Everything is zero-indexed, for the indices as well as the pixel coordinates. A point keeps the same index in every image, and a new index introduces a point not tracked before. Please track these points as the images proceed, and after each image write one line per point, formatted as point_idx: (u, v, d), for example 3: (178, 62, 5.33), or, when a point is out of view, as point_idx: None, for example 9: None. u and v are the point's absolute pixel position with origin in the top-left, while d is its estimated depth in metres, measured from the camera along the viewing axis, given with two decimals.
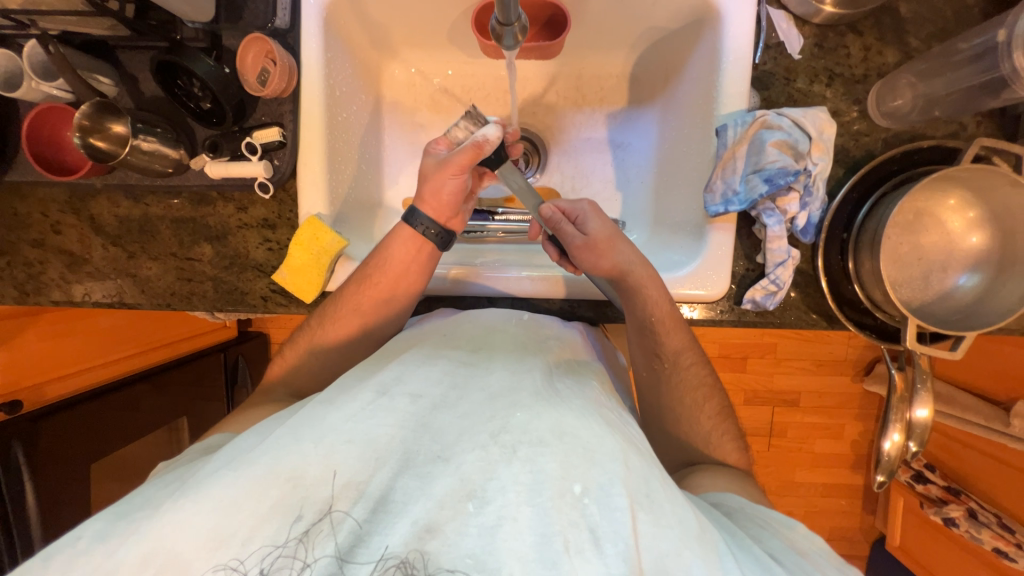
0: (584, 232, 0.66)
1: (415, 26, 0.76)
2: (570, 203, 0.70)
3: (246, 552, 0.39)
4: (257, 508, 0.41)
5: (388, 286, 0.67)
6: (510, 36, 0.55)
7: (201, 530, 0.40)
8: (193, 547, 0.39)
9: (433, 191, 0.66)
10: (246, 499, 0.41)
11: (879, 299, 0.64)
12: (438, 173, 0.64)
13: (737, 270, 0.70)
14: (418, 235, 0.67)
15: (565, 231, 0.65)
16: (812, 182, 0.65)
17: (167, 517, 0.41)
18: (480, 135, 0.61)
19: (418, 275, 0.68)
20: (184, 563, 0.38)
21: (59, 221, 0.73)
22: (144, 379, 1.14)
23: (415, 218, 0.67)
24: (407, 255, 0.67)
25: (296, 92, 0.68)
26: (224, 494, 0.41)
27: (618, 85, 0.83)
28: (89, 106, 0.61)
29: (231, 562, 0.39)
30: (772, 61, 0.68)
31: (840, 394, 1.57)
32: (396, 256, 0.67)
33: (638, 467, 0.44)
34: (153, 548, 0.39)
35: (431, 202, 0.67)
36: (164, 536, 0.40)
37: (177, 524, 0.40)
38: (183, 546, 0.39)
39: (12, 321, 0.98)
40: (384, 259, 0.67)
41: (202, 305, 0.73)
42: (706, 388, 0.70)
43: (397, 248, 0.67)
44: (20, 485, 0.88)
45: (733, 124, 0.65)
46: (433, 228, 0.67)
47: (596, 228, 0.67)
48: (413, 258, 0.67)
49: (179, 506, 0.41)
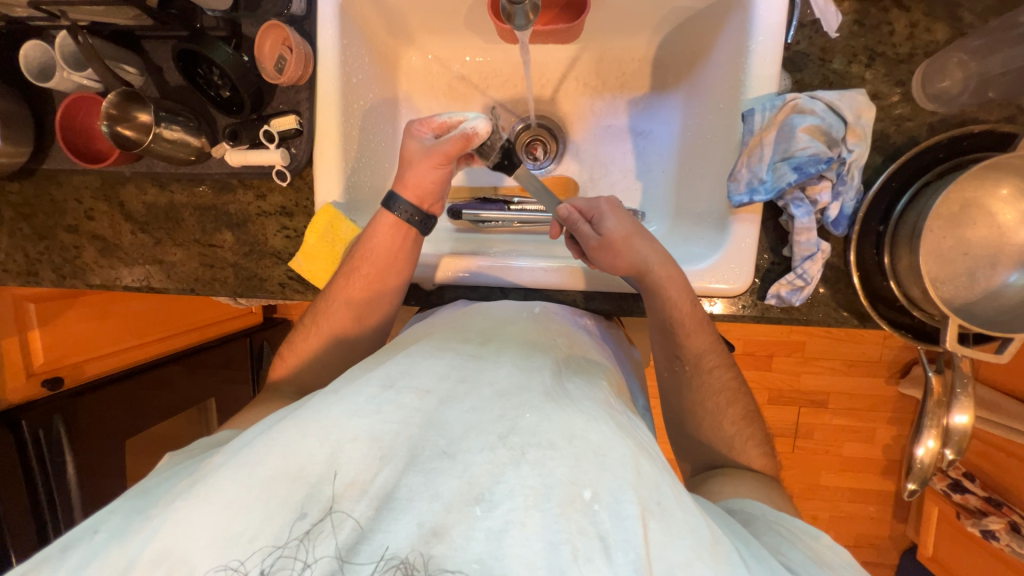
0: (599, 232, 0.64)
1: (430, 12, 0.75)
2: (587, 201, 0.68)
3: (248, 553, 0.40)
4: (262, 511, 0.41)
5: (374, 273, 0.67)
6: (521, 15, 0.58)
7: (212, 527, 0.41)
8: (201, 544, 0.40)
9: (416, 175, 0.66)
10: (253, 503, 0.41)
11: (916, 296, 0.60)
12: (423, 158, 0.65)
13: (761, 263, 0.67)
14: (401, 222, 0.67)
15: (581, 232, 0.65)
16: (846, 170, 0.61)
17: (180, 513, 0.42)
18: (470, 127, 0.63)
19: (405, 261, 0.68)
20: (193, 563, 0.39)
21: (92, 207, 0.76)
22: (175, 361, 1.19)
23: (395, 202, 0.67)
24: (391, 243, 0.67)
25: (312, 80, 0.69)
26: (230, 496, 0.42)
27: (640, 70, 0.80)
28: (116, 95, 0.63)
29: (232, 562, 0.39)
30: (806, 41, 0.64)
31: (871, 396, 1.50)
32: (378, 242, 0.67)
33: (650, 472, 0.43)
34: (165, 543, 0.41)
35: (412, 185, 0.67)
36: (174, 534, 0.41)
37: (189, 520, 0.41)
38: (191, 548, 0.40)
39: (55, 302, 1.04)
40: (367, 249, 0.67)
41: (224, 291, 0.75)
42: (729, 393, 0.67)
43: (378, 235, 0.67)
44: (61, 458, 0.93)
45: (761, 108, 0.61)
46: (415, 214, 0.67)
47: (613, 227, 0.64)
48: (398, 245, 0.67)
49: (187, 509, 0.42)
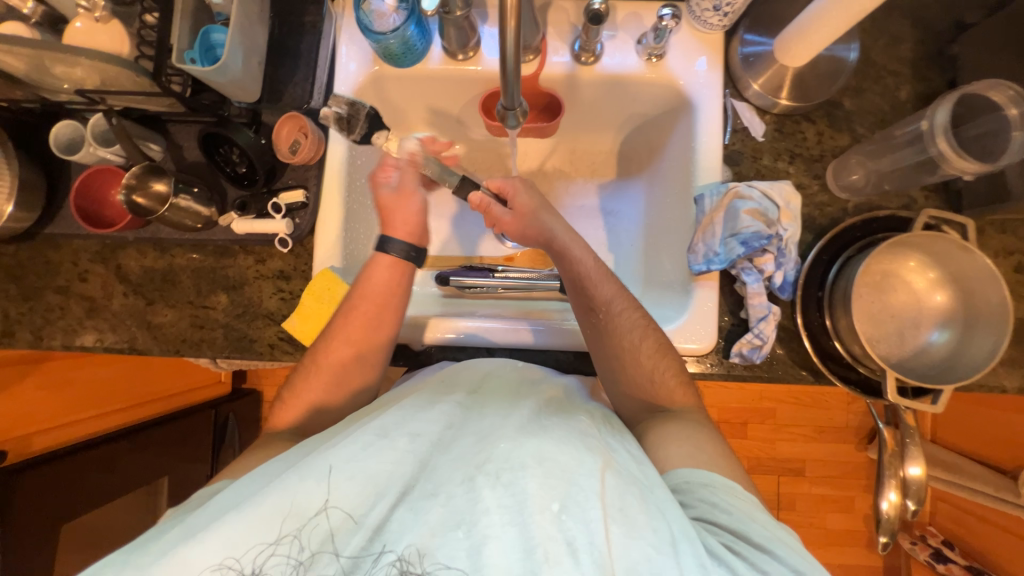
0: (511, 208, 0.73)
1: (428, 110, 0.87)
2: (503, 179, 0.75)
3: (243, 552, 0.43)
4: (259, 543, 0.44)
5: (372, 308, 0.69)
6: (513, 118, 0.62)
7: (209, 560, 0.43)
8: (199, 565, 0.43)
9: (401, 217, 0.71)
10: (249, 535, 0.44)
11: (858, 353, 0.67)
12: (398, 201, 0.71)
13: (722, 324, 0.75)
14: (397, 259, 0.71)
15: (496, 212, 0.73)
16: (785, 245, 0.71)
17: (175, 550, 0.43)
18: (408, 150, 0.71)
19: (403, 292, 0.71)
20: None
21: (87, 270, 0.78)
22: (124, 437, 1.10)
23: (389, 244, 0.70)
24: (389, 279, 0.70)
25: (321, 160, 0.77)
26: (224, 530, 0.44)
27: (607, 161, 0.94)
28: (137, 168, 0.70)
29: (229, 560, 0.43)
30: (740, 142, 0.78)
31: (843, 463, 1.53)
32: (376, 278, 0.70)
33: (616, 485, 0.46)
34: (164, 575, 0.42)
35: (401, 227, 0.71)
36: (169, 566, 0.42)
37: (184, 556, 0.43)
38: (188, 570, 0.42)
39: (14, 368, 0.99)
40: (367, 299, 0.69)
41: (211, 352, 0.76)
42: (639, 328, 0.68)
43: (376, 273, 0.70)
44: None
45: (709, 194, 0.74)
46: (408, 249, 0.71)
47: (523, 201, 0.73)
48: (396, 279, 0.71)
49: (185, 542, 0.44)
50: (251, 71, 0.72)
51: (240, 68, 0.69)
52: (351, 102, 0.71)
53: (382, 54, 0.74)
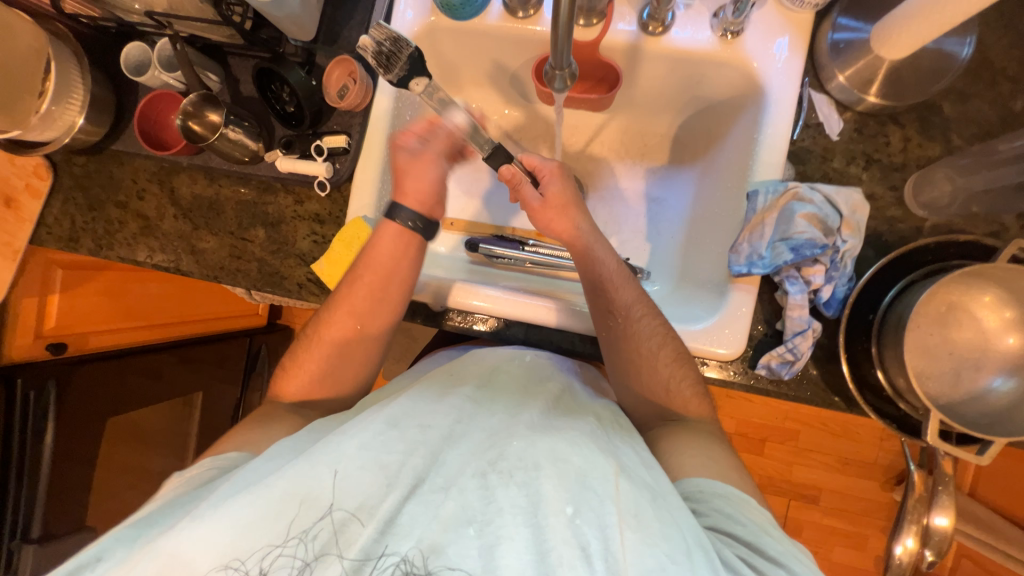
0: (541, 194, 0.70)
1: (481, 69, 0.85)
2: (540, 160, 0.72)
3: (248, 553, 0.45)
4: (269, 531, 0.46)
5: (376, 280, 0.70)
6: (560, 80, 0.58)
7: (219, 546, 0.45)
8: (212, 547, 0.45)
9: (414, 182, 0.71)
10: (261, 521, 0.46)
11: (902, 387, 0.62)
12: (414, 165, 0.72)
13: (754, 333, 0.70)
14: (403, 229, 0.71)
15: (525, 192, 0.70)
16: (840, 257, 0.65)
17: (186, 530, 0.46)
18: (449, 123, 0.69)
19: (408, 266, 0.71)
20: (198, 565, 0.44)
21: (144, 189, 0.83)
22: (169, 351, 1.20)
23: (396, 211, 0.71)
24: (395, 250, 0.71)
25: (367, 108, 0.76)
26: (238, 514, 0.46)
27: (660, 145, 0.88)
28: (195, 96, 0.73)
29: (233, 561, 0.45)
30: (811, 139, 0.71)
31: (863, 499, 1.45)
32: (382, 247, 0.70)
33: (630, 489, 0.47)
34: (170, 560, 0.44)
35: (411, 193, 0.71)
36: (180, 549, 0.45)
37: (196, 539, 0.45)
38: (200, 557, 0.45)
39: (80, 272, 1.08)
40: (368, 270, 0.70)
41: (245, 283, 0.80)
42: (658, 337, 0.66)
43: (382, 241, 0.70)
44: (42, 424, 0.92)
45: (764, 191, 0.68)
46: (417, 221, 0.71)
47: (555, 190, 0.70)
48: (401, 250, 0.71)
49: (199, 522, 0.46)
50: (309, 9, 0.72)
51: (297, 4, 0.69)
52: (395, 35, 0.57)
53: (440, 4, 0.72)
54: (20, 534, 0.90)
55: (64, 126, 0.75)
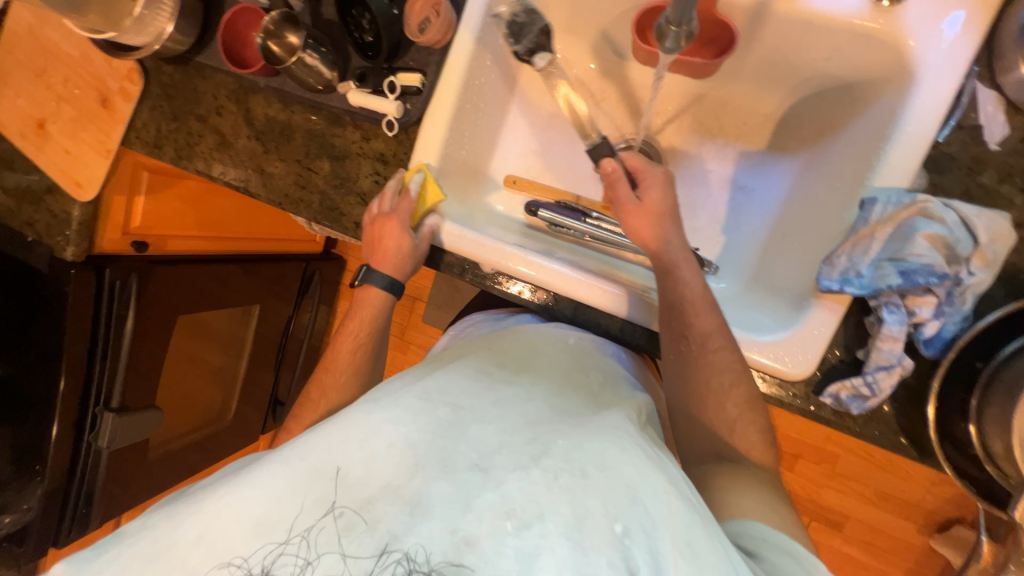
0: (638, 198, 0.66)
1: (574, 13, 0.76)
2: (646, 163, 0.68)
3: (256, 546, 0.42)
4: (288, 509, 0.43)
5: (381, 300, 0.75)
6: (673, 39, 0.49)
7: (238, 518, 0.43)
8: (231, 526, 0.43)
9: None
10: (283, 499, 0.44)
11: (998, 450, 0.54)
12: None
13: (828, 357, 0.62)
14: None
15: (620, 192, 0.66)
16: (959, 292, 0.55)
17: (212, 502, 0.45)
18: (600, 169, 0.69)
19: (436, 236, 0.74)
20: (216, 542, 0.43)
21: (223, 105, 0.84)
22: (236, 263, 1.30)
23: None
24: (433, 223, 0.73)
25: (447, 46, 0.71)
26: (262, 488, 0.45)
27: (763, 126, 0.77)
28: (276, 15, 0.72)
29: (236, 559, 0.42)
30: (959, 144, 0.58)
31: (894, 538, 1.37)
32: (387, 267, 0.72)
33: (683, 510, 0.43)
34: (192, 531, 0.43)
35: None
36: (203, 522, 0.44)
37: (216, 514, 0.44)
38: (219, 533, 0.43)
39: (162, 177, 1.13)
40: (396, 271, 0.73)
41: (306, 213, 0.81)
42: (724, 349, 0.60)
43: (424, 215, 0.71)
44: (125, 312, 1.02)
45: (884, 200, 0.57)
46: None
47: (653, 199, 0.66)
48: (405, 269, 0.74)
49: (224, 496, 0.45)
50: None
51: None
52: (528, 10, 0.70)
53: None
54: (103, 401, 1.03)
55: (154, 32, 0.76)
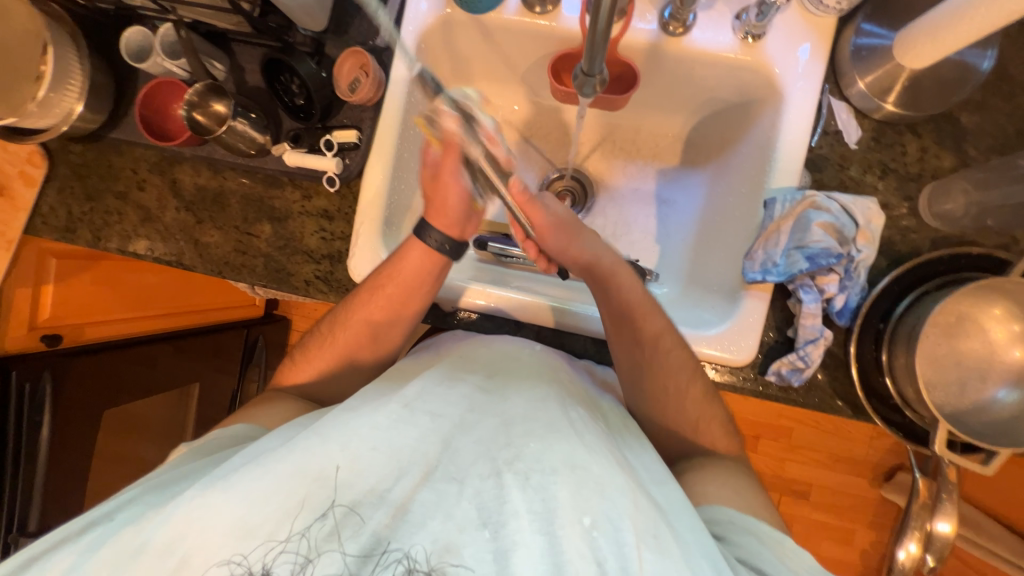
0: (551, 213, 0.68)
1: (494, 64, 0.83)
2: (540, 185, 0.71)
3: (249, 549, 0.45)
4: (277, 512, 0.47)
5: (399, 295, 0.69)
6: (590, 87, 0.55)
7: (231, 520, 0.46)
8: (216, 531, 0.46)
9: (440, 204, 0.69)
10: (273, 494, 0.47)
11: (910, 396, 0.63)
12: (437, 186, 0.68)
13: (765, 340, 0.70)
14: (431, 249, 0.68)
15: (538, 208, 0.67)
16: (853, 267, 0.65)
17: (196, 497, 0.47)
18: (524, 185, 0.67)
19: (431, 285, 0.70)
20: (207, 548, 0.45)
21: (145, 179, 0.80)
22: (167, 341, 1.18)
23: (426, 232, 0.68)
24: (420, 268, 0.68)
25: (378, 102, 0.74)
26: (246, 491, 0.47)
27: (672, 146, 0.87)
28: (200, 86, 0.71)
29: (236, 557, 0.45)
30: (828, 146, 0.70)
31: (852, 495, 1.49)
32: (408, 264, 0.68)
33: (647, 507, 0.47)
34: (175, 527, 0.46)
35: (438, 215, 0.69)
36: (185, 525, 0.46)
37: (196, 517, 0.46)
38: (201, 538, 0.46)
39: (75, 261, 1.06)
40: (379, 303, 0.69)
41: (250, 279, 0.78)
42: (673, 366, 0.66)
43: (408, 258, 0.68)
44: (38, 418, 0.90)
45: (781, 199, 0.68)
46: (446, 242, 0.69)
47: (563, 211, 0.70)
48: (426, 269, 0.69)
49: (206, 495, 0.47)
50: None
51: None
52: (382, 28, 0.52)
53: None
54: (16, 529, 0.88)
55: (61, 113, 0.72)
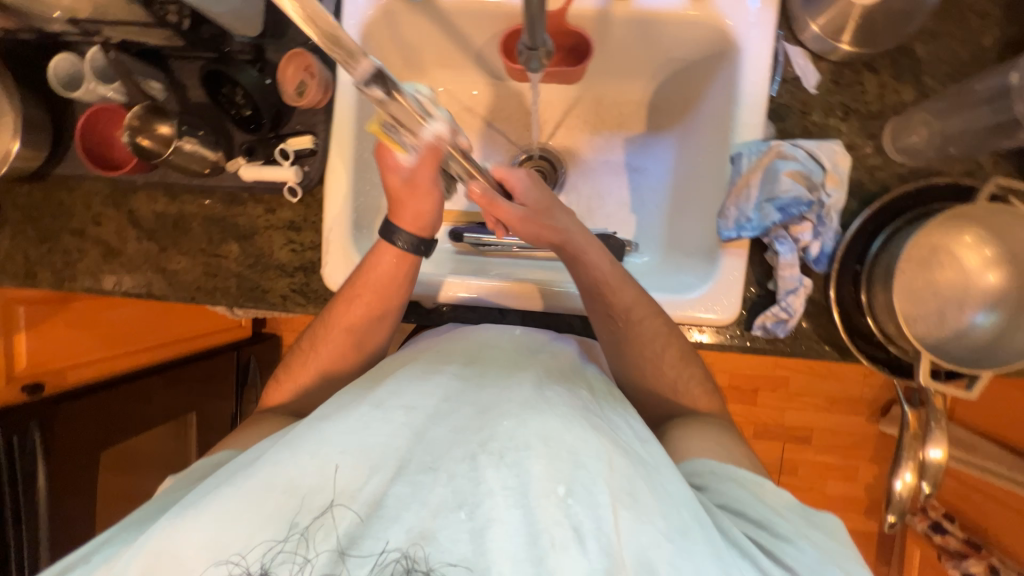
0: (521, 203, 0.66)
1: (444, 49, 0.80)
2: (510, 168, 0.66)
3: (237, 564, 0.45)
4: (252, 524, 0.46)
5: (376, 300, 0.68)
6: (536, 61, 0.53)
7: (207, 541, 0.46)
8: (195, 551, 0.46)
9: (413, 212, 0.65)
10: (245, 512, 0.47)
11: (891, 332, 0.64)
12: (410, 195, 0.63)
13: (747, 295, 0.71)
14: (402, 251, 0.66)
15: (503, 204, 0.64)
16: (825, 213, 0.66)
17: (169, 526, 0.47)
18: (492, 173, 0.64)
19: (406, 285, 0.69)
20: (186, 567, 0.45)
21: (100, 213, 0.77)
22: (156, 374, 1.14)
23: (395, 235, 0.66)
24: (392, 269, 0.67)
25: (329, 104, 0.72)
26: (219, 510, 0.47)
27: (637, 112, 0.85)
28: (139, 108, 0.69)
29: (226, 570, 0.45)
30: (788, 94, 0.70)
31: (852, 434, 1.53)
32: (381, 269, 0.67)
33: (622, 468, 0.48)
34: (155, 555, 0.45)
35: (409, 219, 0.65)
36: (164, 549, 0.46)
37: (176, 539, 0.46)
38: (182, 559, 0.45)
39: (45, 306, 1.03)
40: (359, 309, 0.68)
41: (224, 301, 0.76)
42: (658, 333, 0.66)
43: (381, 262, 0.67)
44: (30, 469, 0.88)
45: (747, 152, 0.67)
46: (412, 241, 0.66)
47: (534, 199, 0.66)
48: (399, 271, 0.67)
49: (182, 519, 0.47)
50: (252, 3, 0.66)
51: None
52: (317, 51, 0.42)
53: None
54: None
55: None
